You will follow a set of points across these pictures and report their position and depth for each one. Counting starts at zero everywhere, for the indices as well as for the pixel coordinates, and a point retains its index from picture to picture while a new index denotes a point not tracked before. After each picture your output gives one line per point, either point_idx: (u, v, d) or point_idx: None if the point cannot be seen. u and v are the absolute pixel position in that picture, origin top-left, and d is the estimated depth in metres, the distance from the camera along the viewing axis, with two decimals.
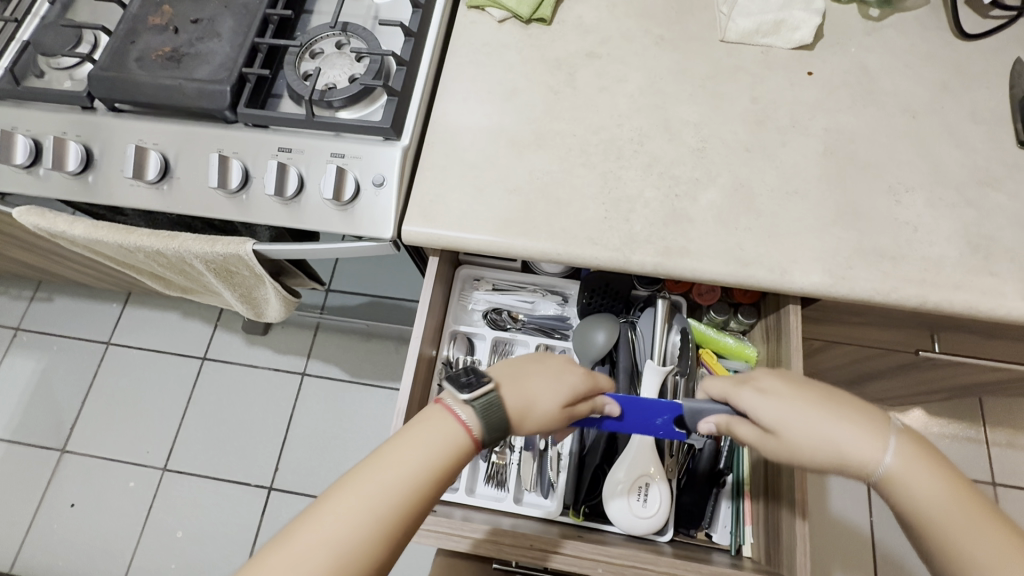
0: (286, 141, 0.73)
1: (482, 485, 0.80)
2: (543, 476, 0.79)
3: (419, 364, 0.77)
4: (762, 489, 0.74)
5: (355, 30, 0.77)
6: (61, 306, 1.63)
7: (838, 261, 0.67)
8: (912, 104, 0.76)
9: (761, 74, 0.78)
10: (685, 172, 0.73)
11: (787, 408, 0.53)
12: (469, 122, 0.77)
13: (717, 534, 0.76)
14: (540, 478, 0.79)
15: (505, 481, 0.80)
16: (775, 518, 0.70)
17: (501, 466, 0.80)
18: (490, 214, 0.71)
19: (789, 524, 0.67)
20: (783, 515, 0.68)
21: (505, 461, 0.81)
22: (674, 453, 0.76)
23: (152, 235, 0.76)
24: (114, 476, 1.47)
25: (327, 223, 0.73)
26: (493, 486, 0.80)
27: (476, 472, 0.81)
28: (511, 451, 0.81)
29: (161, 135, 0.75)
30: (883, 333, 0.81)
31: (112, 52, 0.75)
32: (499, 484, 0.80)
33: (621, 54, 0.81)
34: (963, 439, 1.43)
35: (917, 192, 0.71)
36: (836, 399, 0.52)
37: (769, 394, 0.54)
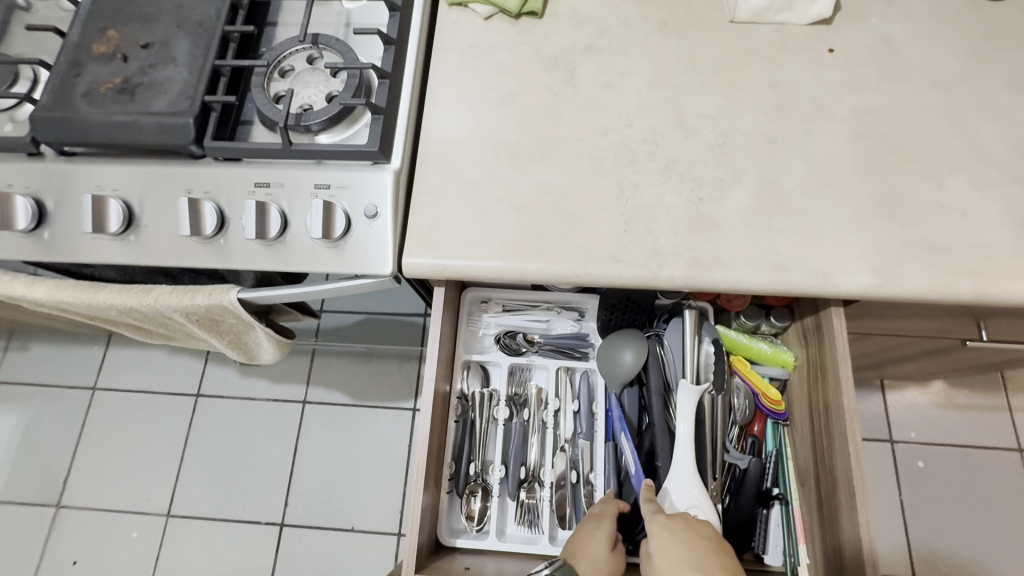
0: (263, 175, 0.65)
1: (513, 525, 0.76)
2: (577, 510, 0.74)
3: (434, 405, 0.70)
4: (816, 506, 0.69)
5: (327, 42, 0.69)
6: (41, 354, 1.54)
7: (883, 258, 0.61)
8: (945, 74, 0.70)
9: (777, 56, 0.71)
10: (707, 172, 0.66)
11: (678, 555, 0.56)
12: (463, 135, 0.69)
13: (769, 556, 0.71)
14: (574, 514, 0.74)
15: (537, 520, 0.75)
16: (835, 538, 0.65)
17: (531, 504, 0.76)
18: (497, 237, 0.64)
19: (853, 546, 0.62)
20: (844, 536, 0.63)
21: (535, 498, 0.76)
22: (717, 477, 0.71)
23: (123, 291, 0.68)
24: (116, 527, 1.39)
25: (318, 262, 0.66)
26: (525, 526, 0.76)
27: (505, 511, 0.77)
28: (540, 488, 0.77)
29: (122, 179, 0.67)
30: (925, 324, 0.76)
31: (54, 89, 0.67)
32: (531, 525, 0.76)
33: (622, 45, 0.73)
34: (987, 409, 1.41)
35: (960, 173, 0.65)
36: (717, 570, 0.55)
37: (668, 535, 0.58)
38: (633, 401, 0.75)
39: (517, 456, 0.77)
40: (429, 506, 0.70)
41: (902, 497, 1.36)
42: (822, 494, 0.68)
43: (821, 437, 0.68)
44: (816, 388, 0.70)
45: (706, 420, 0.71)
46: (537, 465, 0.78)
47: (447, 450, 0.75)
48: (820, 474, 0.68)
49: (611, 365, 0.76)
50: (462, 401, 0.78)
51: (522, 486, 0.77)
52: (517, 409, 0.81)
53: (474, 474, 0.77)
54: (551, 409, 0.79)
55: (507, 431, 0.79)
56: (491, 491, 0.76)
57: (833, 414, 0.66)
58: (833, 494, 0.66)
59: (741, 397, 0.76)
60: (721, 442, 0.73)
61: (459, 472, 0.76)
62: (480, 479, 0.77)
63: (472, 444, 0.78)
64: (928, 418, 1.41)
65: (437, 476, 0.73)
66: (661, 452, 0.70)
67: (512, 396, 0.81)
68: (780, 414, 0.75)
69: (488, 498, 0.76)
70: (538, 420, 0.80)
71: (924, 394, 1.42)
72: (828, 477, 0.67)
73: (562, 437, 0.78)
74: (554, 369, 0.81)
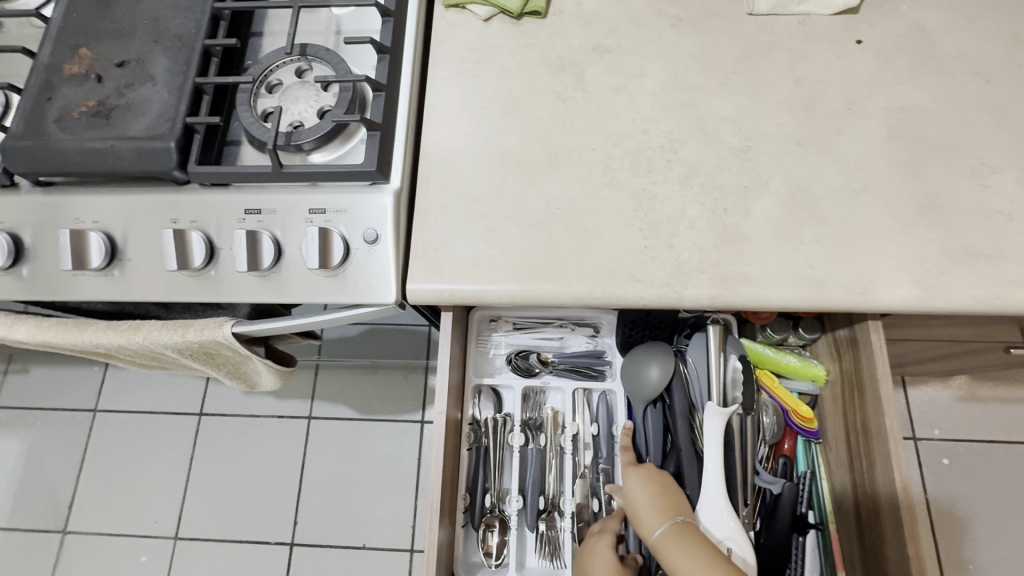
0: (254, 201, 0.61)
1: (532, 557, 0.73)
2: None
3: (447, 433, 0.66)
4: (856, 531, 0.65)
5: (316, 53, 0.64)
6: (40, 376, 1.51)
7: (926, 269, 0.56)
8: (983, 65, 0.64)
9: (800, 49, 0.66)
10: (731, 180, 0.61)
11: (638, 489, 0.62)
12: (466, 147, 0.65)
13: None
14: None
15: (558, 552, 0.71)
16: (879, 562, 0.61)
17: (551, 535, 0.72)
18: (507, 259, 0.60)
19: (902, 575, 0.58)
20: (890, 560, 0.59)
21: (555, 529, 0.72)
22: (749, 502, 0.67)
23: (110, 329, 0.64)
24: (124, 551, 1.37)
25: (315, 293, 0.61)
26: (546, 559, 0.72)
27: (524, 542, 0.73)
28: (559, 517, 0.73)
29: (102, 210, 0.62)
30: (964, 331, 0.71)
31: (24, 115, 0.62)
32: (552, 557, 0.72)
33: (633, 43, 0.68)
34: (1012, 401, 1.36)
35: (1006, 171, 0.60)
36: (665, 495, 0.61)
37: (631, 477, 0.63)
38: (656, 422, 0.70)
39: (535, 485, 0.73)
40: (445, 542, 0.66)
41: (927, 494, 1.31)
42: (862, 519, 0.64)
43: (859, 459, 0.64)
44: (852, 405, 0.65)
45: (735, 443, 0.67)
46: (556, 493, 0.74)
47: (461, 481, 0.71)
48: (859, 497, 0.64)
49: (638, 383, 0.71)
50: (474, 427, 0.74)
51: (541, 517, 0.73)
52: (533, 435, 0.76)
53: (490, 505, 0.73)
54: (569, 434, 0.74)
55: (522, 457, 0.75)
56: (509, 523, 0.72)
57: (873, 434, 0.61)
58: (875, 519, 0.61)
59: (770, 414, 0.72)
60: (752, 463, 0.68)
61: (475, 503, 0.72)
62: (496, 511, 0.73)
63: (486, 473, 0.74)
64: (952, 412, 1.36)
65: (451, 510, 0.69)
66: (688, 476, 0.66)
67: (526, 420, 0.77)
68: (812, 432, 0.71)
69: (506, 531, 0.72)
70: (555, 445, 0.75)
71: (947, 389, 1.38)
72: (869, 502, 0.62)
73: (582, 463, 0.74)
74: (570, 390, 0.76)
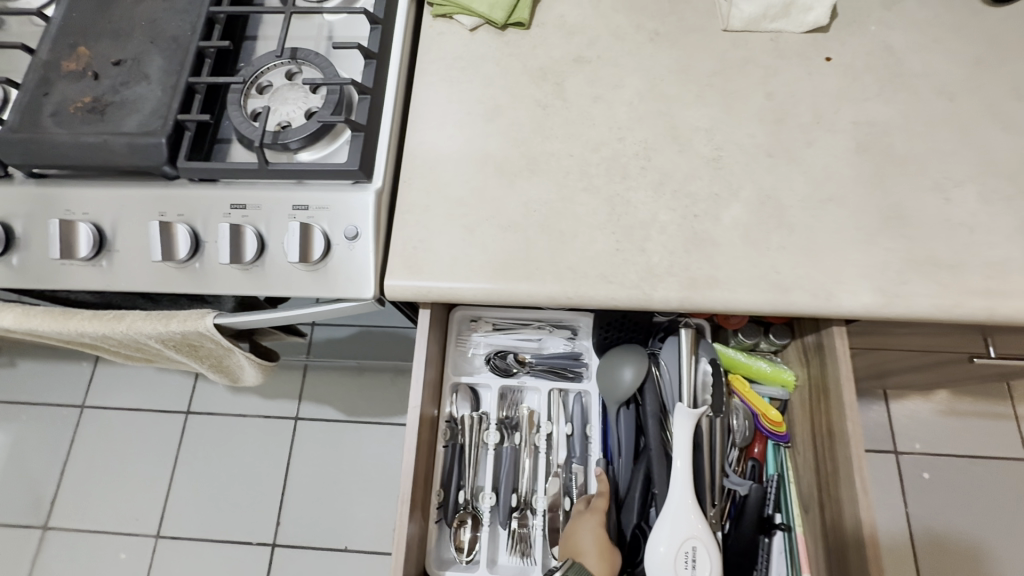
0: (239, 196, 0.63)
1: (504, 554, 0.74)
2: None
3: (421, 429, 0.68)
4: (821, 535, 0.66)
5: (306, 57, 0.67)
6: (28, 372, 1.51)
7: (888, 277, 0.58)
8: (948, 83, 0.67)
9: (772, 65, 0.69)
10: (702, 188, 0.64)
11: None
12: (449, 151, 0.67)
13: None
14: None
15: (529, 549, 0.72)
16: (841, 565, 0.62)
17: (523, 532, 0.73)
18: (485, 258, 0.62)
19: None
20: (851, 563, 0.61)
21: (527, 526, 0.74)
22: (716, 503, 0.68)
23: (95, 318, 0.66)
24: (105, 548, 1.36)
25: (296, 286, 0.63)
26: (517, 556, 0.73)
27: (497, 540, 0.74)
28: (532, 515, 0.74)
29: (93, 202, 0.64)
30: (932, 340, 0.73)
31: (22, 109, 0.64)
32: (523, 554, 0.73)
33: (612, 56, 0.71)
34: (991, 416, 1.38)
35: (967, 186, 0.62)
36: None
37: None
38: (629, 422, 0.72)
39: (508, 483, 0.74)
40: (415, 537, 0.67)
41: (907, 510, 1.32)
42: (827, 523, 0.65)
43: (824, 463, 0.65)
44: (818, 410, 0.67)
45: (704, 444, 0.67)
46: (529, 491, 0.75)
47: (435, 477, 0.72)
48: (824, 503, 0.66)
49: (611, 385, 0.73)
50: (451, 425, 0.75)
51: (513, 515, 0.74)
52: (508, 433, 0.77)
53: (464, 501, 0.74)
54: (543, 433, 0.76)
55: (497, 455, 0.76)
56: (482, 520, 0.73)
57: (837, 439, 0.63)
58: (839, 524, 0.63)
59: (740, 417, 0.73)
60: (721, 466, 0.70)
61: (448, 500, 0.73)
62: (470, 507, 0.74)
63: (461, 470, 0.75)
64: (932, 427, 1.37)
65: (424, 505, 0.70)
66: (657, 475, 0.67)
67: (503, 419, 0.78)
68: (781, 436, 0.72)
69: (479, 527, 0.73)
70: (530, 443, 0.77)
71: (927, 404, 1.39)
72: (833, 506, 0.64)
73: (555, 461, 0.76)
74: (546, 391, 0.78)
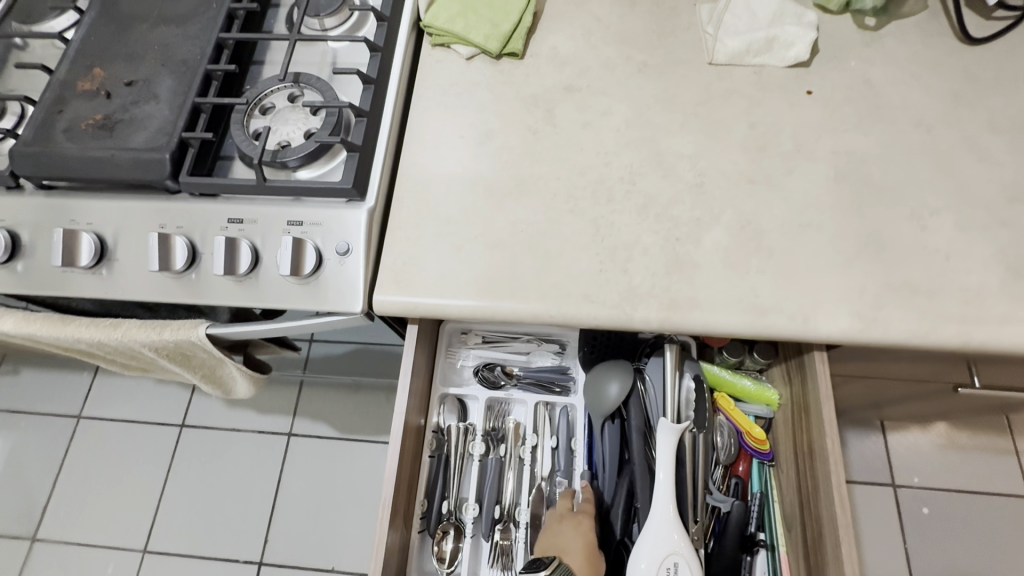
0: (237, 211, 0.65)
1: (486, 567, 0.73)
2: None
3: (406, 438, 0.68)
4: (803, 554, 0.66)
5: (308, 81, 0.70)
6: (28, 381, 1.53)
7: (865, 303, 0.60)
8: (925, 116, 0.69)
9: (755, 96, 0.72)
10: (685, 212, 0.65)
11: None
12: (441, 172, 0.69)
13: None
14: None
15: (511, 562, 0.72)
16: None
17: (506, 545, 0.73)
18: (471, 275, 0.63)
19: None
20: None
21: (509, 539, 0.73)
22: (699, 520, 0.67)
23: (93, 326, 0.68)
24: (91, 562, 1.35)
25: (288, 298, 0.65)
26: (498, 569, 0.72)
27: (479, 552, 0.74)
28: (515, 528, 0.74)
29: (97, 213, 0.67)
30: (916, 368, 0.73)
31: (36, 124, 0.68)
32: (505, 567, 0.72)
33: (601, 85, 0.74)
34: (993, 451, 1.35)
35: (944, 215, 0.63)
36: None
37: None
38: (614, 437, 0.72)
39: (492, 495, 0.74)
40: (395, 546, 0.66)
41: (907, 547, 1.29)
42: (808, 541, 0.65)
43: (805, 479, 0.65)
44: (800, 427, 0.67)
45: (687, 460, 0.68)
46: (512, 503, 0.75)
47: (419, 486, 0.73)
48: (806, 520, 0.65)
49: (598, 400, 0.73)
50: (437, 435, 0.77)
51: (496, 527, 0.73)
52: (494, 444, 0.78)
53: (447, 512, 0.74)
54: (528, 445, 0.76)
55: (482, 467, 0.76)
56: (464, 531, 0.73)
57: (817, 455, 0.63)
58: (819, 541, 0.62)
59: (724, 434, 0.73)
60: (704, 483, 0.69)
61: (431, 510, 0.73)
62: (453, 518, 0.74)
63: (446, 481, 0.75)
64: (932, 460, 1.35)
65: (406, 515, 0.70)
66: (639, 489, 0.68)
67: (489, 431, 0.78)
68: (765, 454, 0.72)
69: (461, 538, 0.73)
70: (515, 456, 0.77)
71: (926, 436, 1.37)
72: (814, 523, 0.63)
73: (539, 474, 0.76)
74: (533, 404, 0.78)
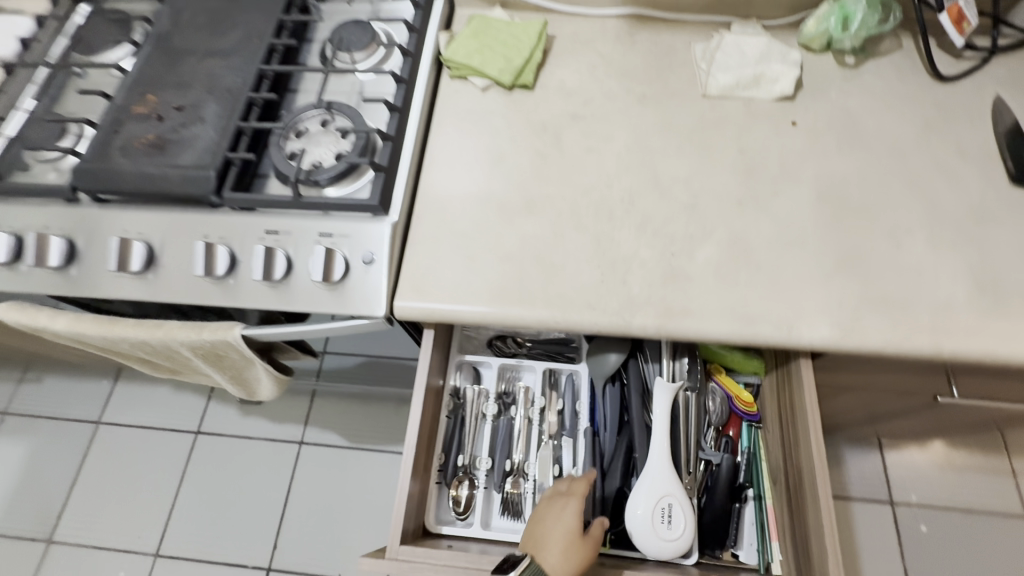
0: (273, 223, 0.72)
1: (497, 517, 0.78)
2: None
3: (428, 394, 0.73)
4: (787, 504, 0.70)
5: (339, 108, 0.78)
6: (52, 387, 1.59)
7: (845, 314, 0.65)
8: (900, 145, 0.76)
9: (745, 126, 0.79)
10: (679, 229, 0.72)
11: None
12: (457, 190, 0.76)
13: (744, 554, 0.73)
14: None
15: (521, 512, 0.77)
16: (802, 524, 0.66)
17: (515, 496, 0.78)
18: (484, 284, 0.69)
19: (818, 531, 0.63)
20: (810, 520, 0.64)
21: (519, 490, 0.78)
22: (691, 471, 0.74)
23: (137, 325, 0.74)
24: (105, 565, 1.39)
25: (316, 303, 0.71)
26: (508, 517, 0.78)
27: (490, 504, 0.79)
28: (524, 481, 0.79)
29: (147, 224, 0.74)
30: (899, 378, 0.78)
31: (95, 144, 0.76)
32: (515, 516, 0.78)
33: (604, 114, 0.81)
34: (990, 471, 1.37)
35: (918, 235, 0.69)
36: None
37: None
38: (613, 398, 0.79)
39: (503, 450, 0.80)
40: (417, 493, 0.71)
41: (905, 564, 1.31)
42: (791, 491, 0.69)
43: (789, 433, 0.70)
44: (783, 388, 0.73)
45: (680, 419, 0.75)
46: (522, 460, 0.80)
47: (437, 442, 0.78)
48: (790, 471, 0.70)
49: (599, 365, 0.80)
50: (454, 398, 0.82)
51: (507, 479, 0.79)
52: (505, 407, 0.84)
53: (462, 466, 0.79)
54: (537, 407, 0.82)
55: (494, 428, 0.82)
56: (478, 483, 0.79)
57: (797, 409, 0.68)
58: (800, 487, 0.67)
59: (716, 400, 0.79)
60: (696, 440, 0.77)
61: (448, 464, 0.78)
62: (467, 471, 0.79)
63: (461, 440, 0.80)
64: (928, 478, 1.38)
65: (426, 466, 0.74)
66: (639, 443, 0.75)
67: (501, 394, 0.84)
68: (753, 416, 0.78)
69: (476, 488, 0.78)
70: (525, 417, 0.83)
71: (924, 454, 1.40)
72: (796, 471, 0.68)
73: (546, 433, 0.81)
74: (541, 371, 0.84)
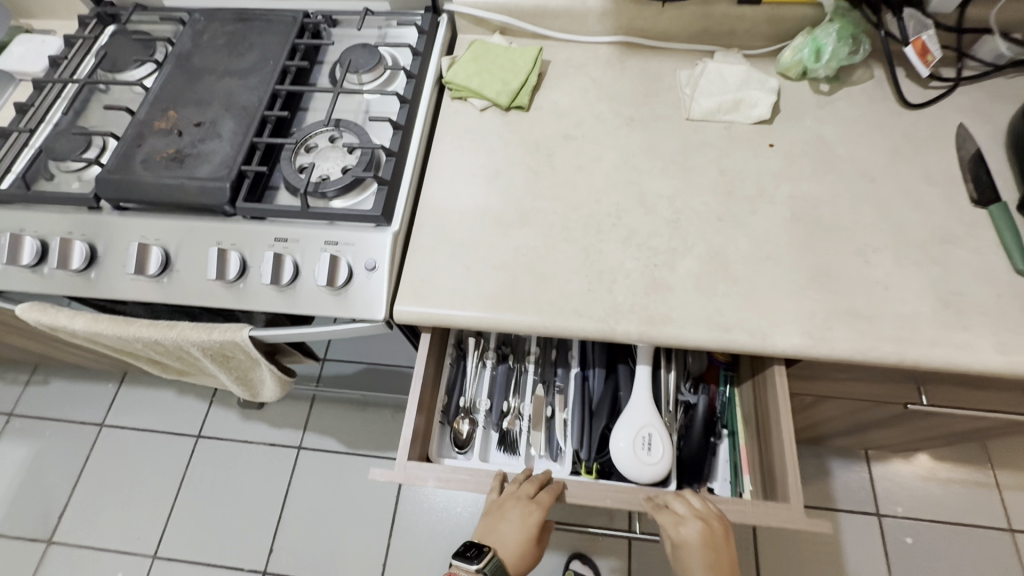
0: (283, 232, 0.77)
1: (495, 453, 0.85)
2: (553, 441, 0.84)
3: (432, 336, 0.80)
4: (755, 438, 0.79)
5: (346, 126, 0.83)
6: (57, 390, 1.63)
7: (816, 324, 0.70)
8: (870, 168, 0.81)
9: (725, 148, 0.84)
10: (662, 243, 0.77)
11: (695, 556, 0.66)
12: (455, 203, 0.81)
13: (718, 485, 0.83)
14: (550, 443, 0.84)
15: (516, 448, 0.85)
16: (767, 453, 0.75)
17: (511, 433, 0.85)
18: (478, 291, 0.74)
19: (780, 457, 0.71)
20: (773, 448, 0.73)
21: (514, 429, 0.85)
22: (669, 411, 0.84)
23: (151, 325, 0.78)
24: (103, 566, 1.41)
25: (321, 307, 0.76)
26: (504, 452, 0.85)
27: (489, 442, 0.86)
28: (520, 419, 0.86)
29: (163, 231, 0.79)
30: (872, 387, 0.82)
31: (118, 155, 0.81)
32: (510, 451, 0.85)
33: (595, 135, 0.87)
34: (974, 484, 1.40)
35: (885, 252, 0.74)
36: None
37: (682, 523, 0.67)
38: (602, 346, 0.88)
39: (501, 393, 0.86)
40: (422, 427, 0.78)
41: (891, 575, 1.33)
42: (758, 426, 0.78)
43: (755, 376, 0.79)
44: None
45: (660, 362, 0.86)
46: (518, 404, 0.88)
47: (441, 381, 0.84)
48: (756, 409, 0.79)
49: None
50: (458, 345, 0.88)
51: (504, 419, 0.86)
52: (503, 356, 0.90)
53: (463, 407, 0.86)
54: (532, 354, 0.89)
55: (493, 373, 0.88)
56: (477, 422, 0.85)
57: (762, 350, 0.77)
58: (765, 422, 0.75)
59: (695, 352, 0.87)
60: (676, 384, 0.86)
61: (451, 403, 0.86)
62: (468, 412, 0.86)
63: (462, 384, 0.87)
64: (915, 490, 1.40)
65: (431, 405, 0.81)
66: (624, 384, 0.84)
67: (500, 343, 0.90)
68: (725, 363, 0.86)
69: (475, 425, 0.85)
70: (520, 365, 0.90)
71: (909, 467, 1.43)
72: (760, 407, 0.77)
73: (539, 378, 0.88)
74: None
